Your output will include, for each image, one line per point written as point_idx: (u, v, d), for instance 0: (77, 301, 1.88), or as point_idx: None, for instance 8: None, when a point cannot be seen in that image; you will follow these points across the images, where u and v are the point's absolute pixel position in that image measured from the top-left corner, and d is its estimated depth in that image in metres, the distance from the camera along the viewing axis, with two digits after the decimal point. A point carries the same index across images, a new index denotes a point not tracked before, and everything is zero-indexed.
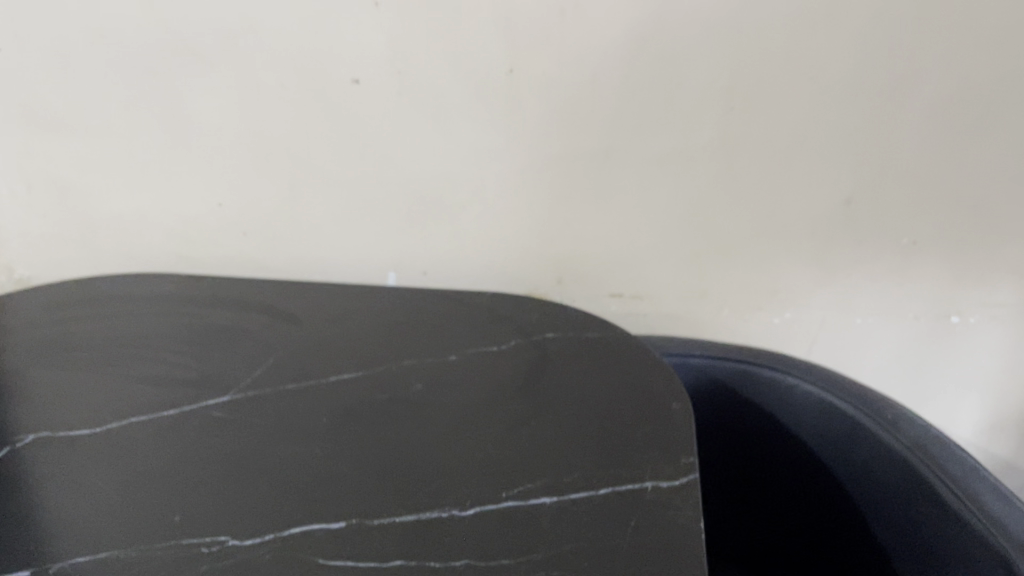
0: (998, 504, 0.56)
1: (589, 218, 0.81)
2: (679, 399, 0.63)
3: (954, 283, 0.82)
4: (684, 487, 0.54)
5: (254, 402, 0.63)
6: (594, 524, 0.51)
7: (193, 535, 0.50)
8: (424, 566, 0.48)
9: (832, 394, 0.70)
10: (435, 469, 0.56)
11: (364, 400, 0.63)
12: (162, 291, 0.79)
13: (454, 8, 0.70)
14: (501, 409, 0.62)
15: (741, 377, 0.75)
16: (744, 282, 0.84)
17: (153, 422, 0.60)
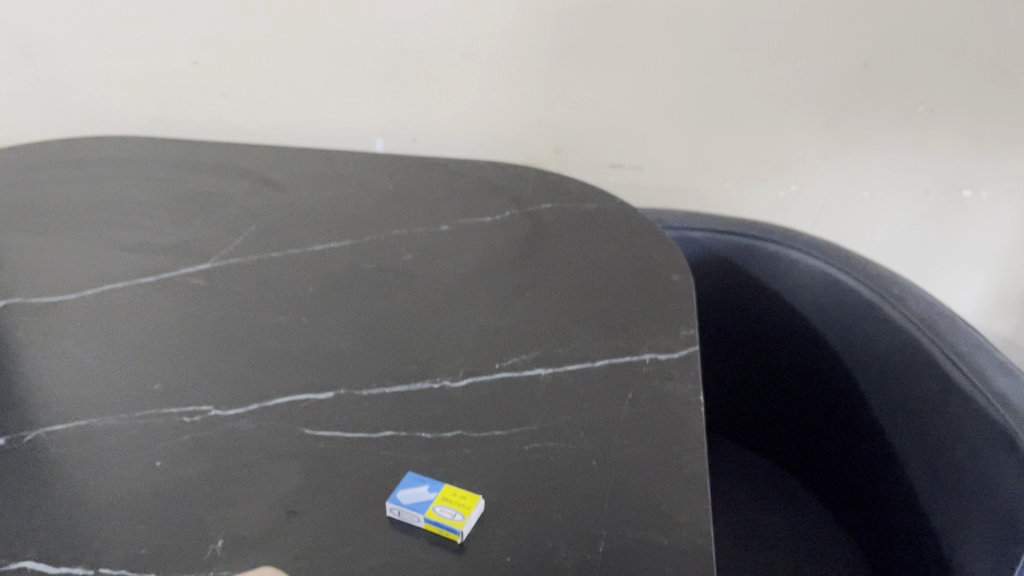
0: (1002, 379, 0.55)
1: (589, 81, 0.77)
2: (680, 271, 0.61)
3: (969, 155, 0.78)
4: (683, 360, 0.52)
5: (237, 270, 0.60)
6: (590, 395, 0.50)
7: (172, 403, 0.48)
8: (413, 437, 0.47)
9: (836, 269, 0.68)
10: (426, 339, 0.54)
11: (352, 270, 0.61)
12: (139, 157, 0.75)
13: None
14: (495, 279, 0.60)
15: (742, 251, 0.73)
16: (749, 152, 0.81)
17: (132, 288, 0.58)
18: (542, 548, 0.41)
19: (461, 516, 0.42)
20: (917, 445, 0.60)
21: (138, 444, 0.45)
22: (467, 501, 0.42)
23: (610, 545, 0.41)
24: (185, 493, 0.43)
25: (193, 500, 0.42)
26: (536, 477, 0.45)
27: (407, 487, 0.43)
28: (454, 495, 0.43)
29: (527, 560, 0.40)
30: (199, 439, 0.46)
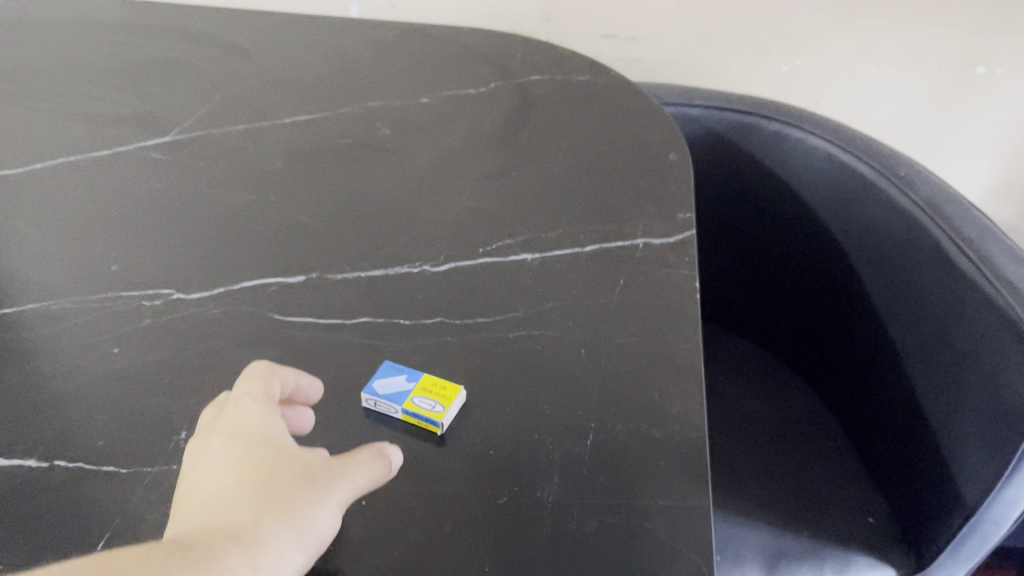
0: (1011, 267, 0.52)
1: None
2: (677, 150, 0.56)
3: (987, 28, 0.73)
4: (678, 246, 0.48)
5: (200, 143, 0.56)
6: (579, 280, 0.47)
7: (133, 286, 0.45)
8: (391, 324, 0.44)
9: (841, 149, 0.64)
10: (405, 220, 0.51)
11: (325, 145, 0.56)
12: (92, 19, 0.70)
13: None
14: (480, 155, 0.56)
15: (743, 130, 0.69)
16: (753, 23, 0.75)
17: (86, 162, 0.54)
18: (525, 442, 0.39)
19: (441, 409, 0.39)
20: (916, 333, 0.59)
21: (95, 327, 0.42)
22: (448, 393, 0.40)
23: (599, 438, 0.39)
24: (148, 381, 0.40)
25: (155, 389, 0.40)
26: (521, 367, 0.42)
27: (383, 377, 0.41)
28: (435, 386, 0.40)
29: (510, 455, 0.39)
30: (162, 325, 0.43)
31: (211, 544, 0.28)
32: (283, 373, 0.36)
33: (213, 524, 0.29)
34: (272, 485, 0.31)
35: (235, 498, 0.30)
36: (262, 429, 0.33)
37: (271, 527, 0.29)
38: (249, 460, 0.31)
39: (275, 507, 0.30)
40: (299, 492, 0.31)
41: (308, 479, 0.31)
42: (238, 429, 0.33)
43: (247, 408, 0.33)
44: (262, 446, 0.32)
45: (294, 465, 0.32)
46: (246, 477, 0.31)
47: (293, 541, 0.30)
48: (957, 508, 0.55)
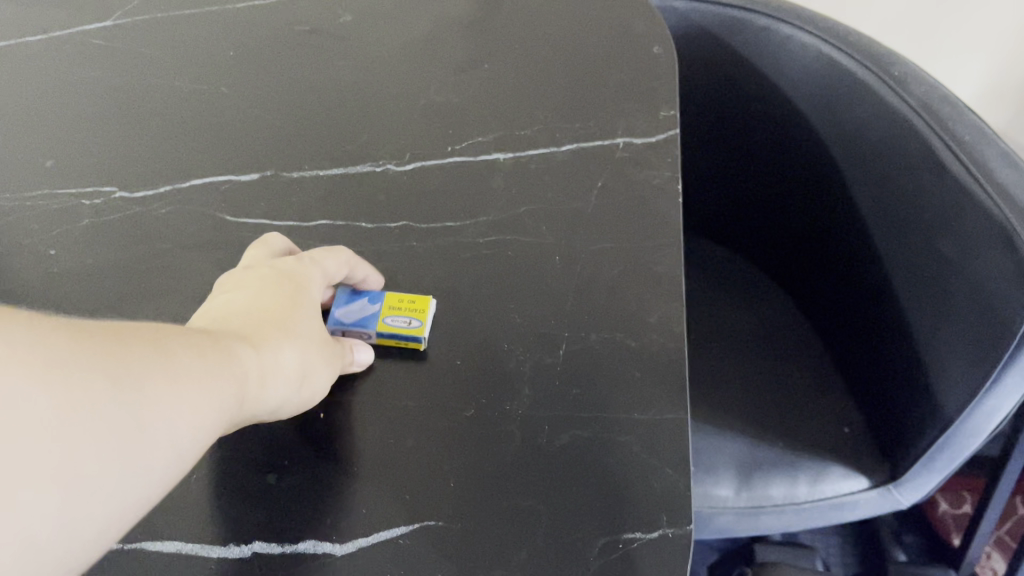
0: (1006, 171, 0.50)
1: None
2: (662, 42, 0.51)
3: None
4: (661, 145, 0.45)
5: (145, 25, 0.51)
6: (554, 180, 0.44)
7: (67, 184, 0.43)
8: (353, 228, 0.42)
9: (831, 45, 0.60)
10: (368, 114, 0.47)
11: (280, 31, 0.52)
12: None
13: None
14: (449, 42, 0.52)
15: (729, 25, 0.65)
16: None
17: (19, 50, 0.49)
18: (494, 353, 0.38)
19: (416, 324, 0.38)
20: (904, 239, 0.57)
21: (30, 228, 0.41)
22: (417, 304, 0.38)
23: (572, 348, 0.38)
24: (84, 288, 0.39)
25: (85, 296, 0.39)
26: (491, 273, 0.40)
27: (344, 304, 0.39)
28: (400, 301, 0.39)
29: (479, 367, 0.37)
30: (98, 227, 0.42)
31: (233, 340, 0.30)
32: (363, 267, 0.39)
33: (238, 330, 0.31)
34: (296, 326, 0.33)
35: (263, 321, 0.33)
36: (304, 286, 0.36)
37: (287, 355, 0.32)
38: (284, 301, 0.34)
39: (294, 343, 0.33)
40: (315, 340, 0.34)
41: (325, 340, 0.34)
42: (283, 275, 0.35)
43: (308, 266, 0.36)
44: (299, 294, 0.35)
45: (316, 320, 0.35)
46: (274, 312, 0.33)
47: (294, 377, 0.32)
48: (935, 416, 0.54)
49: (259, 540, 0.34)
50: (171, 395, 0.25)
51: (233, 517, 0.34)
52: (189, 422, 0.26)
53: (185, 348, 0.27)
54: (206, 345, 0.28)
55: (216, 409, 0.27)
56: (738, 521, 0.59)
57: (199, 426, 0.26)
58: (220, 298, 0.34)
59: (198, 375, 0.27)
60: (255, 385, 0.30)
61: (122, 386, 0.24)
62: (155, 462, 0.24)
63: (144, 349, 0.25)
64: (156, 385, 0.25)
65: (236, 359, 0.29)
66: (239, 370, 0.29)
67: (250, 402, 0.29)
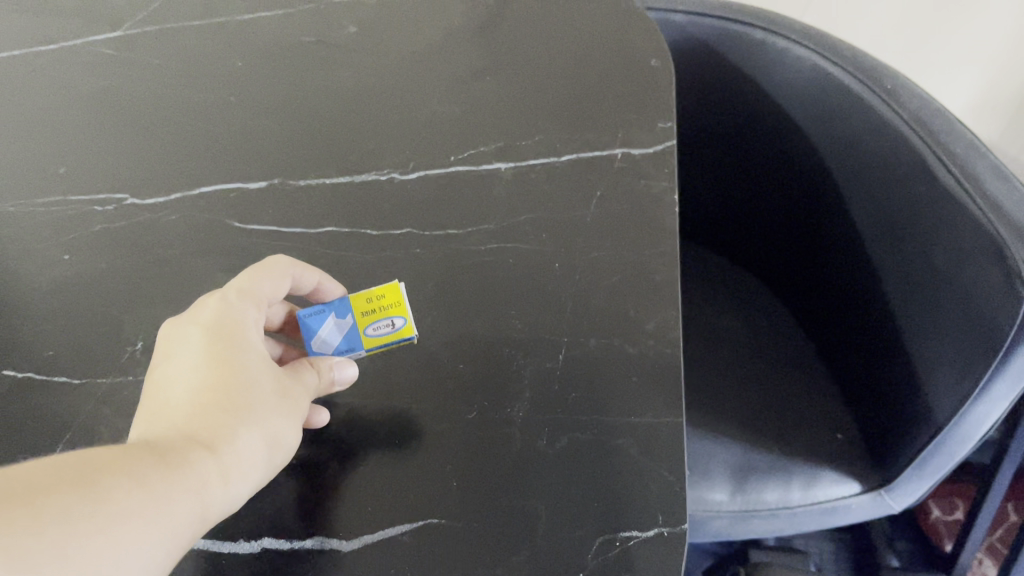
0: (996, 184, 0.51)
1: None
2: (660, 55, 0.52)
3: None
4: (659, 156, 0.46)
5: (154, 35, 0.52)
6: (554, 190, 0.45)
7: (79, 190, 0.44)
8: (359, 235, 0.43)
9: (825, 59, 0.61)
10: (372, 124, 0.48)
11: (286, 43, 0.53)
12: None
13: None
14: (453, 54, 0.53)
15: (726, 39, 0.66)
16: None
17: (29, 60, 0.50)
18: (496, 357, 0.39)
19: (401, 320, 0.38)
20: (898, 248, 0.58)
21: (45, 234, 0.43)
22: (388, 299, 0.38)
23: (572, 353, 0.39)
24: (97, 292, 0.41)
25: (98, 300, 0.40)
26: (493, 280, 0.41)
27: (315, 320, 0.38)
28: (367, 303, 0.38)
29: (481, 370, 0.38)
30: (109, 233, 0.43)
31: (189, 450, 0.30)
32: (303, 270, 0.39)
33: (193, 428, 0.31)
34: (253, 396, 0.33)
35: (213, 405, 0.32)
36: (245, 333, 0.35)
37: (245, 438, 0.32)
38: (231, 364, 0.34)
39: (252, 418, 0.33)
40: (272, 403, 0.34)
41: (284, 396, 0.34)
42: (222, 328, 0.35)
43: (243, 308, 0.36)
44: (244, 350, 0.35)
45: (270, 375, 0.35)
46: (224, 383, 0.33)
47: (262, 453, 0.33)
48: (929, 422, 0.55)
49: (270, 536, 0.35)
50: (106, 548, 0.25)
51: (242, 512, 0.35)
52: (135, 566, 0.26)
53: (126, 480, 0.27)
54: (154, 470, 0.28)
55: (166, 538, 0.27)
56: (732, 525, 0.60)
57: (149, 559, 0.27)
58: (166, 370, 0.34)
59: (140, 512, 0.27)
60: (217, 486, 0.30)
61: (49, 563, 0.24)
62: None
63: (75, 503, 0.25)
64: (91, 545, 0.25)
65: (192, 474, 0.29)
66: (194, 483, 0.29)
67: (214, 505, 0.30)
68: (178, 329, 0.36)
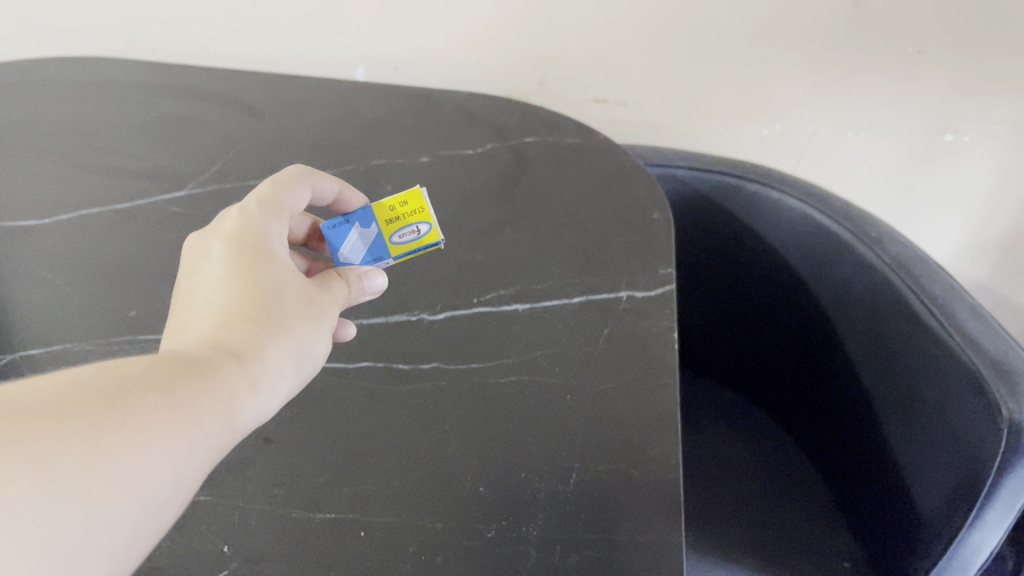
0: (974, 323, 0.55)
1: (576, 14, 0.77)
2: (660, 210, 0.59)
3: (953, 97, 0.76)
4: (660, 298, 0.52)
5: (215, 196, 0.60)
6: (566, 328, 0.50)
7: (146, 330, 0.50)
8: (391, 368, 0.48)
9: (813, 208, 0.67)
10: (405, 272, 0.54)
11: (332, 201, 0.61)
12: (113, 73, 0.74)
13: None
14: (476, 212, 0.60)
15: (723, 191, 0.73)
16: (732, 90, 0.81)
17: (107, 217, 0.58)
18: (514, 480, 0.43)
19: (426, 225, 0.49)
20: (890, 375, 0.62)
21: None
22: (408, 208, 0.49)
23: (583, 477, 0.43)
24: None
25: None
26: (511, 409, 0.46)
27: (339, 232, 0.48)
28: (392, 214, 0.49)
29: (499, 491, 0.42)
30: None
31: (219, 359, 0.35)
32: (321, 179, 0.47)
33: (223, 337, 0.36)
34: (278, 305, 0.38)
35: (243, 317, 0.37)
36: (269, 243, 0.41)
37: (271, 350, 0.37)
38: (258, 276, 0.39)
39: (278, 331, 0.37)
40: (297, 315, 0.39)
41: (306, 306, 0.40)
42: (247, 237, 0.40)
43: (267, 219, 0.42)
44: (269, 259, 0.40)
45: (294, 287, 0.40)
46: (252, 288, 0.38)
47: (288, 362, 0.38)
48: (942, 533, 0.55)
49: None
50: (140, 458, 0.29)
51: None
52: (171, 473, 0.30)
53: (154, 394, 0.31)
54: (182, 381, 0.33)
55: (195, 448, 0.32)
56: None
57: (182, 466, 0.31)
58: (199, 280, 0.39)
59: (170, 425, 0.31)
60: (244, 398, 0.35)
61: (76, 476, 0.28)
62: (139, 520, 0.29)
63: (109, 419, 0.29)
64: (118, 454, 0.29)
65: (221, 385, 0.34)
66: (223, 394, 0.34)
67: (244, 412, 0.35)
68: (206, 244, 0.41)
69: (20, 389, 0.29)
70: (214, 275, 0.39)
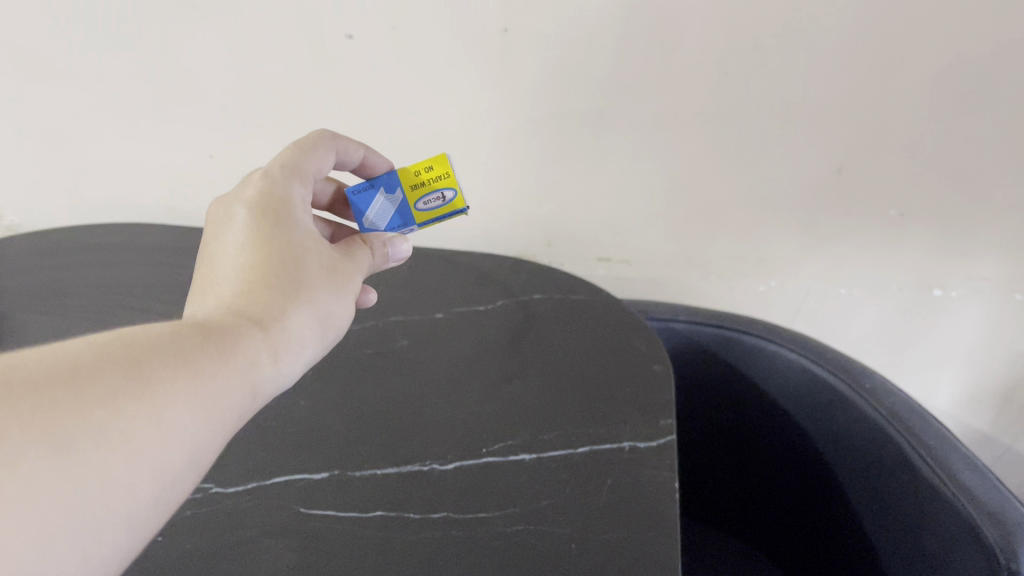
0: (968, 474, 0.57)
1: (581, 181, 0.84)
2: (660, 361, 0.63)
3: (937, 255, 0.81)
4: (661, 449, 0.54)
5: None
6: (571, 478, 0.52)
7: None
8: (402, 517, 0.50)
9: (809, 360, 0.70)
10: (418, 423, 0.57)
11: (351, 355, 0.66)
12: (156, 240, 0.81)
13: None
14: (487, 366, 0.64)
15: (723, 343, 0.76)
16: (728, 249, 0.87)
17: None
18: None
19: (450, 191, 0.54)
20: (890, 517, 0.63)
21: None
22: (433, 174, 0.54)
23: None
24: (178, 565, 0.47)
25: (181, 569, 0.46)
26: (517, 555, 0.47)
27: (363, 198, 0.55)
28: (417, 179, 0.54)
29: None
30: (197, 517, 0.50)
31: (243, 324, 0.40)
32: (343, 143, 0.56)
33: (249, 303, 0.42)
34: (299, 271, 0.44)
35: (267, 287, 0.43)
36: (292, 210, 0.47)
37: (292, 317, 0.43)
38: (282, 245, 0.45)
39: (299, 300, 0.43)
40: (315, 286, 0.45)
41: (324, 271, 0.46)
42: (272, 205, 0.47)
43: (289, 187, 0.49)
44: (291, 223, 0.47)
45: (314, 257, 0.46)
46: (276, 251, 0.44)
47: (308, 325, 0.44)
48: None
49: None
50: (161, 429, 0.33)
51: None
52: (190, 441, 0.35)
53: (178, 363, 0.35)
54: (203, 348, 0.37)
55: (211, 419, 0.36)
56: None
57: (200, 432, 0.35)
58: (228, 244, 0.45)
59: (191, 395, 0.35)
60: (264, 363, 0.40)
61: (104, 445, 0.31)
62: (152, 490, 0.33)
63: (136, 392, 0.33)
64: (143, 423, 0.33)
65: (242, 350, 0.39)
66: (245, 359, 0.39)
67: (263, 375, 0.40)
68: (230, 210, 0.47)
69: (51, 363, 0.32)
70: (241, 240, 0.45)
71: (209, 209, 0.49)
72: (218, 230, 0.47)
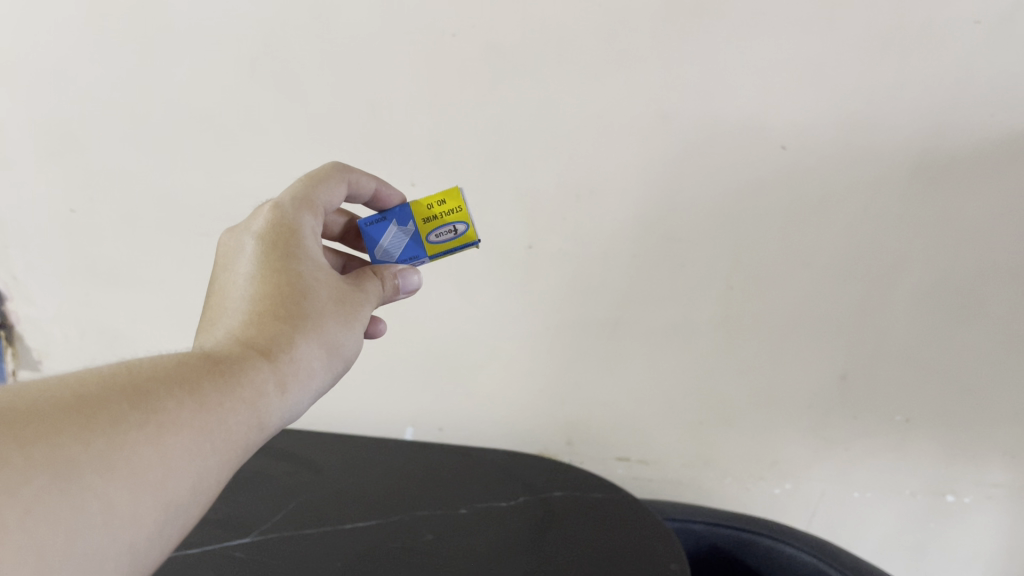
0: None
1: (600, 383, 0.89)
2: (678, 560, 0.65)
3: (947, 459, 0.83)
4: None
5: (273, 547, 0.68)
6: None
7: None
8: None
9: (825, 563, 0.71)
10: None
11: (378, 547, 0.68)
12: None
13: (472, 183, 0.77)
14: (505, 562, 0.65)
15: (740, 544, 0.78)
16: (743, 451, 0.90)
17: (171, 560, 0.64)
18: None
19: (462, 226, 0.59)
20: None
21: None
22: (448, 207, 0.58)
23: None
24: None
25: None
26: None
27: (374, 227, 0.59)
28: (431, 212, 0.59)
29: None
30: None
31: (252, 355, 0.44)
32: (360, 176, 0.61)
33: (258, 336, 0.46)
34: (307, 304, 0.48)
35: (277, 318, 0.47)
36: (300, 243, 0.52)
37: (304, 348, 0.47)
38: (291, 278, 0.49)
39: (309, 332, 0.47)
40: (325, 322, 0.49)
41: (333, 303, 0.50)
42: (281, 239, 0.51)
43: (300, 216, 0.54)
44: (301, 254, 0.51)
45: (325, 291, 0.50)
46: (286, 284, 0.49)
47: (317, 356, 0.48)
48: None
49: None
50: (162, 457, 0.37)
51: None
52: (192, 466, 0.38)
53: (182, 393, 0.39)
54: (209, 380, 0.41)
55: (214, 447, 0.40)
56: None
57: (202, 459, 0.39)
58: (239, 277, 0.50)
59: (194, 422, 0.39)
60: (274, 392, 0.44)
61: (108, 475, 0.35)
62: (158, 519, 0.37)
63: (139, 421, 0.37)
64: (145, 450, 0.36)
65: (250, 380, 0.43)
66: (256, 388, 0.43)
67: (274, 402, 0.44)
68: (241, 242, 0.52)
69: (63, 399, 0.36)
70: (251, 275, 0.49)
71: (225, 240, 0.54)
72: (231, 266, 0.51)
